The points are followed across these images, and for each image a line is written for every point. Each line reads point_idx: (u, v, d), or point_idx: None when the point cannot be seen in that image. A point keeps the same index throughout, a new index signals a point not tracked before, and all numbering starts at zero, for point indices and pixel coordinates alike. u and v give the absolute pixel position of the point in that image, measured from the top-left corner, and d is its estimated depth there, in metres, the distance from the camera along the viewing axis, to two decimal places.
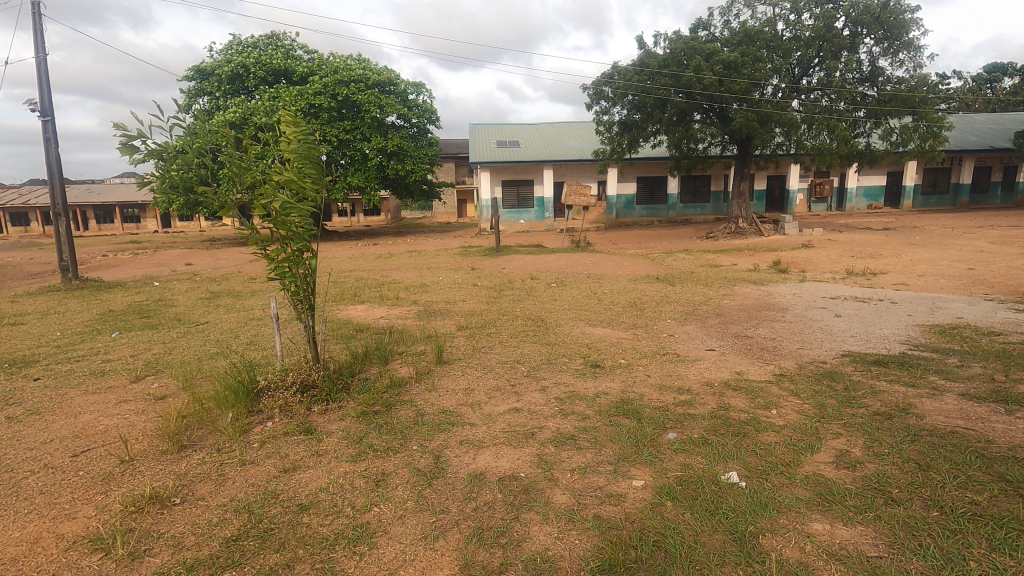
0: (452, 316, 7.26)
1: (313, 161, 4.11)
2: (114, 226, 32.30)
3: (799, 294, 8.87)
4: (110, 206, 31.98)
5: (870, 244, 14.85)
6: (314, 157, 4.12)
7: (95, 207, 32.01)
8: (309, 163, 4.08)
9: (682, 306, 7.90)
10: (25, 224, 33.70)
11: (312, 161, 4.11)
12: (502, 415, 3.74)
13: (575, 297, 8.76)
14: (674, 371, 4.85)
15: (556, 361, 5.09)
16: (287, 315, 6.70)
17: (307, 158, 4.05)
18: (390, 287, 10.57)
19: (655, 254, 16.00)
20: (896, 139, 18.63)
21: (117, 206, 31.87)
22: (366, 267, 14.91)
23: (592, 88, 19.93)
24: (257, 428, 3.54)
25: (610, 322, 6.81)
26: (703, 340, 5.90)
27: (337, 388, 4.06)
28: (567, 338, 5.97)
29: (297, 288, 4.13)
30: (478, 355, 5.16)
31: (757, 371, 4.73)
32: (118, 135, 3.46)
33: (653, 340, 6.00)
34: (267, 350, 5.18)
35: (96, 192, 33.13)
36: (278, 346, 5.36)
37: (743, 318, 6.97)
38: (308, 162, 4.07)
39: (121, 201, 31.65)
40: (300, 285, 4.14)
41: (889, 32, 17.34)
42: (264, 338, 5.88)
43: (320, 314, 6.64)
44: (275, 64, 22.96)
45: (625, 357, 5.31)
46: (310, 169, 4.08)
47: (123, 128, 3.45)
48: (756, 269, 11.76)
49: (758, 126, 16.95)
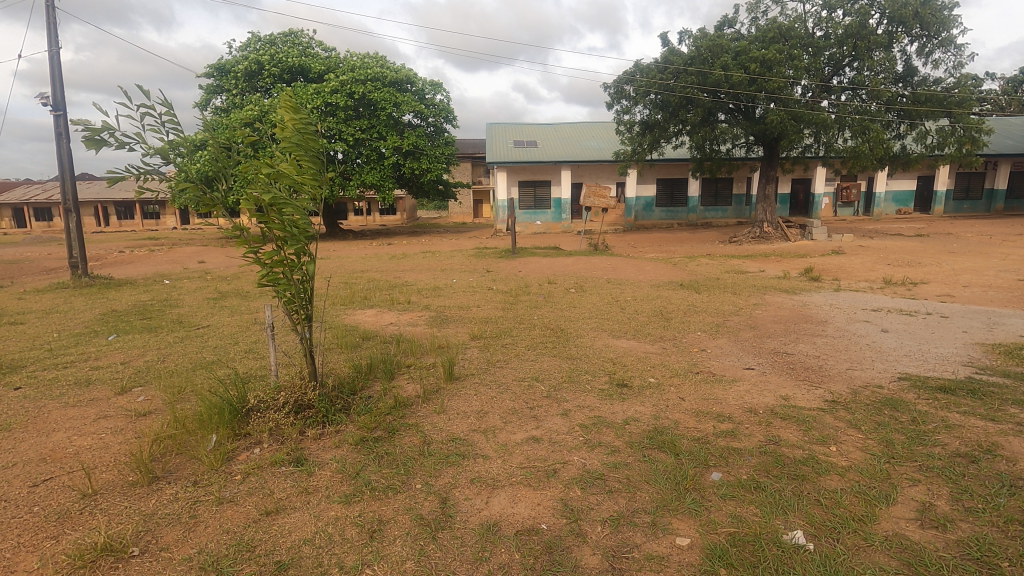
0: (465, 323, 6.83)
1: (312, 151, 3.67)
2: (135, 222, 32.77)
3: (836, 305, 8.31)
4: (130, 203, 32.26)
5: (904, 250, 14.15)
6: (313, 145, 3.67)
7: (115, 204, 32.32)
8: (307, 153, 3.63)
9: (712, 317, 7.38)
10: (49, 220, 34.26)
11: (311, 151, 3.66)
12: (518, 445, 3.28)
13: (595, 304, 8.29)
14: (710, 394, 4.34)
15: (578, 379, 4.61)
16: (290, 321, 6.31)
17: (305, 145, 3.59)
18: (402, 290, 10.19)
19: (677, 258, 15.44)
20: (931, 141, 17.86)
21: (137, 203, 32.14)
22: (379, 268, 14.64)
23: (613, 86, 19.35)
24: (242, 456, 3.13)
25: (635, 333, 6.33)
26: (739, 357, 5.39)
27: (335, 408, 3.66)
28: (590, 352, 5.51)
29: (291, 295, 3.66)
30: (493, 370, 4.71)
31: (805, 397, 4.19)
32: (78, 127, 3.03)
33: (684, 355, 5.51)
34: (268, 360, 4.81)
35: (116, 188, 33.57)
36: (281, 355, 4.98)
37: (780, 332, 6.44)
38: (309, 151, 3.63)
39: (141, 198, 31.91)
40: (294, 292, 3.66)
41: (927, 30, 16.55)
42: (264, 346, 5.48)
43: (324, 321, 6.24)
44: (292, 62, 22.86)
45: (654, 376, 4.81)
46: (310, 159, 3.63)
47: (84, 121, 3.06)
48: (786, 277, 11.19)
49: (788, 126, 16.35)
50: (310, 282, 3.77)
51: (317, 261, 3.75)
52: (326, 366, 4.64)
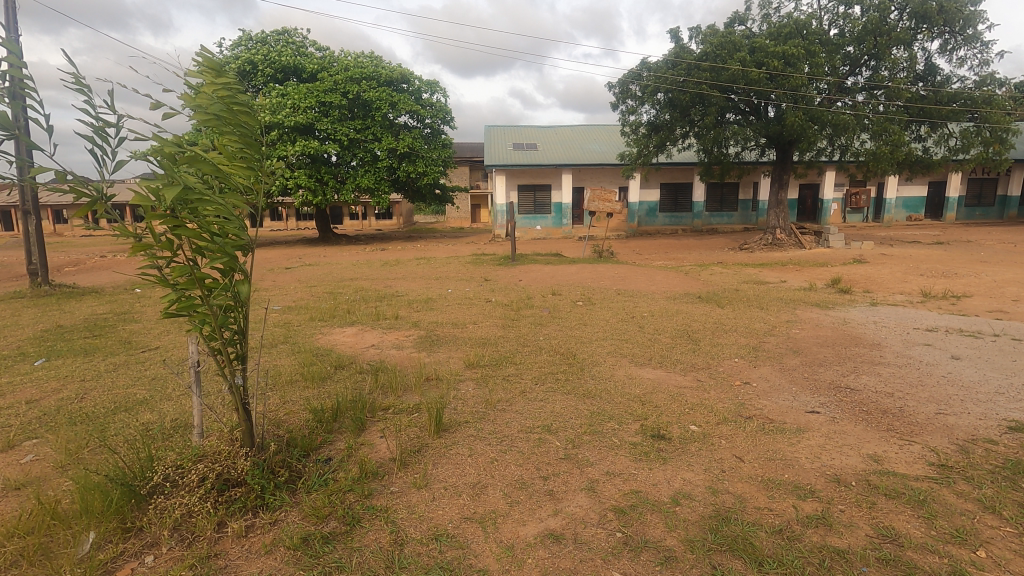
0: (460, 345, 5.84)
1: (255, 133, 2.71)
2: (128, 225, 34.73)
3: (880, 322, 7.34)
4: None
5: (931, 259, 13.25)
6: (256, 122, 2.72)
7: None
8: (248, 132, 2.67)
9: (745, 337, 6.39)
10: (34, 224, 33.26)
11: (252, 133, 2.71)
12: (530, 550, 2.29)
13: (608, 320, 7.31)
14: (775, 452, 3.32)
15: (602, 430, 3.59)
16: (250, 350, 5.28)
17: (247, 120, 2.63)
18: (391, 303, 9.24)
19: (687, 266, 14.49)
20: (954, 145, 16.94)
21: None
22: (369, 275, 13.69)
23: (618, 85, 18.40)
24: (125, 570, 2.15)
25: (662, 359, 5.34)
26: (795, 395, 4.39)
27: (277, 483, 2.67)
28: (612, 387, 4.50)
29: (215, 332, 2.56)
30: (493, 417, 3.70)
31: (902, 459, 3.19)
32: None
33: (727, 392, 4.49)
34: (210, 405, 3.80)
35: None
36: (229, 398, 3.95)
37: (832, 358, 5.45)
38: (252, 131, 2.67)
39: None
40: (217, 327, 2.57)
41: (950, 26, 15.67)
42: (210, 381, 4.45)
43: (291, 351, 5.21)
44: (284, 61, 21.97)
45: (696, 423, 3.81)
46: (253, 143, 2.69)
47: None
48: (812, 288, 10.25)
49: (807, 127, 15.47)
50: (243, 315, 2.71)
51: (252, 278, 2.67)
52: (278, 415, 3.62)
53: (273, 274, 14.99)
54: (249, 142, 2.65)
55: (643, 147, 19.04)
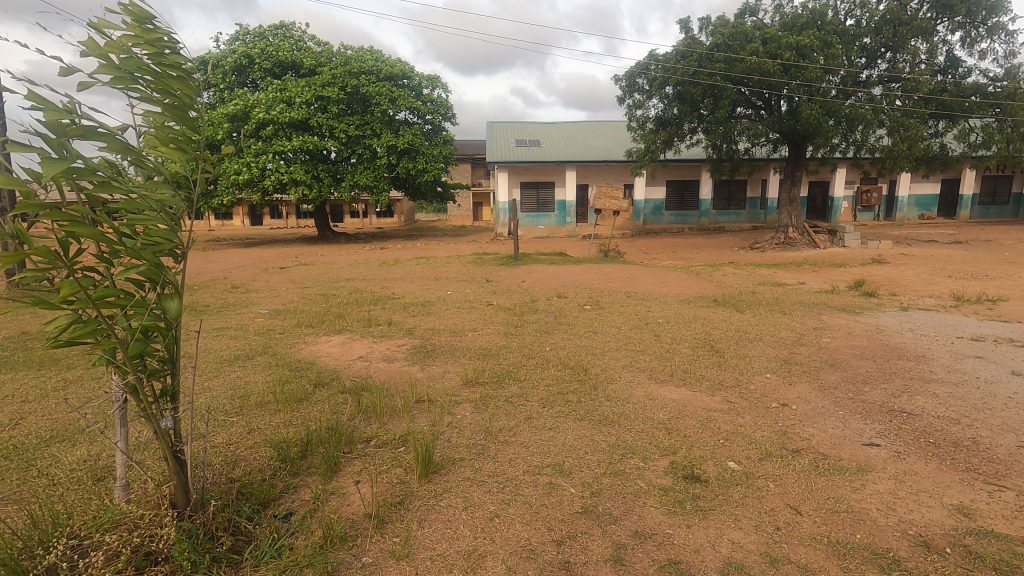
0: (458, 358, 5.26)
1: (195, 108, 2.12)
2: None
3: (915, 329, 6.74)
4: None
5: (955, 260, 12.65)
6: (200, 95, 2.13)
7: None
8: (184, 105, 2.07)
9: (773, 347, 5.79)
10: None
11: (192, 106, 2.12)
12: None
13: (619, 327, 6.73)
14: (838, 501, 2.72)
15: (623, 470, 2.98)
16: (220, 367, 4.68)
17: (181, 87, 2.03)
18: (386, 306, 8.67)
19: (698, 267, 13.90)
20: (974, 140, 16.27)
21: None
22: (365, 276, 13.12)
23: (625, 79, 17.77)
24: None
25: (684, 376, 4.72)
26: (844, 422, 3.77)
27: (213, 560, 2.07)
28: (631, 411, 3.89)
29: (129, 367, 1.95)
30: (495, 453, 3.11)
31: (1000, 513, 2.59)
32: None
33: (764, 417, 3.88)
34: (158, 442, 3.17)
35: None
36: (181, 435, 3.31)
37: (876, 374, 4.83)
38: (188, 103, 2.08)
39: None
40: (132, 361, 1.95)
41: (971, 16, 15.05)
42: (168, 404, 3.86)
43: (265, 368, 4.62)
44: (281, 54, 21.37)
45: (735, 459, 3.21)
46: (191, 117, 2.09)
47: None
48: (835, 290, 9.66)
49: (824, 121, 14.78)
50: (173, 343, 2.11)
51: (183, 299, 2.06)
52: (236, 454, 3.02)
53: (267, 274, 14.46)
54: (184, 116, 2.04)
55: (650, 143, 18.26)
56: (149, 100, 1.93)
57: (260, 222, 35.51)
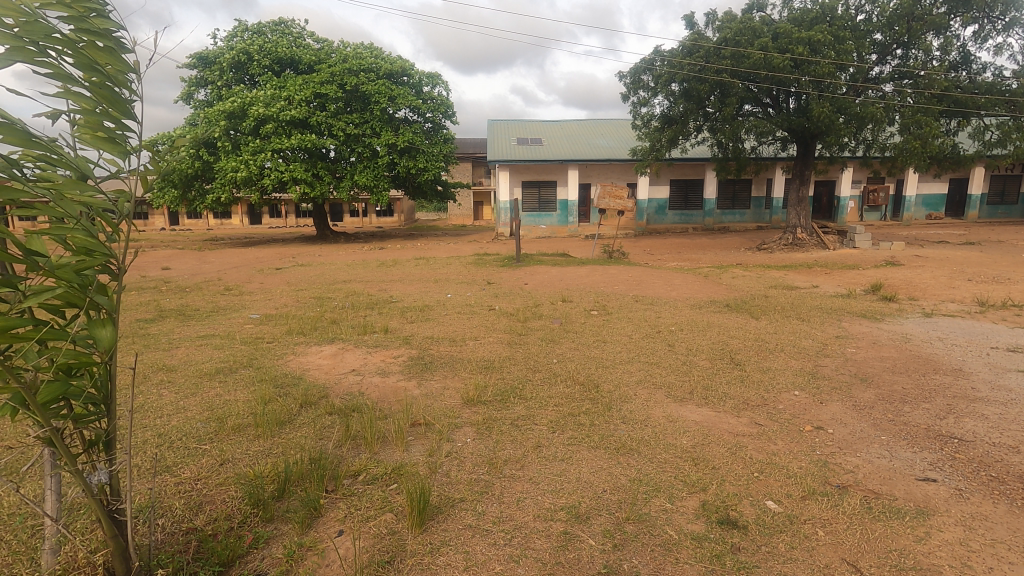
0: (459, 371, 4.87)
1: (131, 88, 1.79)
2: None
3: (945, 338, 6.34)
4: None
5: (971, 262, 12.24)
6: (137, 72, 1.81)
7: None
8: (114, 83, 1.74)
9: (797, 359, 5.38)
10: None
11: (125, 86, 1.79)
12: None
13: (630, 335, 6.34)
14: (904, 557, 2.32)
15: (648, 514, 2.58)
16: (198, 388, 4.29)
17: (108, 60, 1.70)
18: (383, 311, 8.30)
19: (705, 268, 13.51)
20: (989, 139, 15.84)
21: None
22: (363, 278, 12.72)
23: (629, 76, 17.35)
24: None
25: (706, 393, 4.32)
26: (890, 450, 3.36)
27: None
28: (652, 437, 3.49)
29: (44, 419, 1.54)
30: (499, 492, 2.72)
31: None
32: None
33: (799, 444, 3.48)
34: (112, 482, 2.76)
35: None
36: (143, 471, 2.91)
37: (913, 391, 4.42)
38: (119, 82, 1.75)
39: None
40: (46, 412, 1.53)
41: (985, 11, 14.62)
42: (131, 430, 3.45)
43: (247, 388, 4.23)
44: (281, 51, 20.96)
45: (775, 497, 2.82)
46: (126, 100, 1.77)
47: None
48: (852, 295, 9.26)
49: (835, 119, 14.36)
50: (110, 378, 1.73)
51: (116, 332, 1.66)
52: (201, 499, 2.62)
53: (262, 275, 14.07)
54: (114, 98, 1.72)
55: (656, 142, 17.85)
56: (69, 77, 1.61)
57: (259, 222, 35.15)
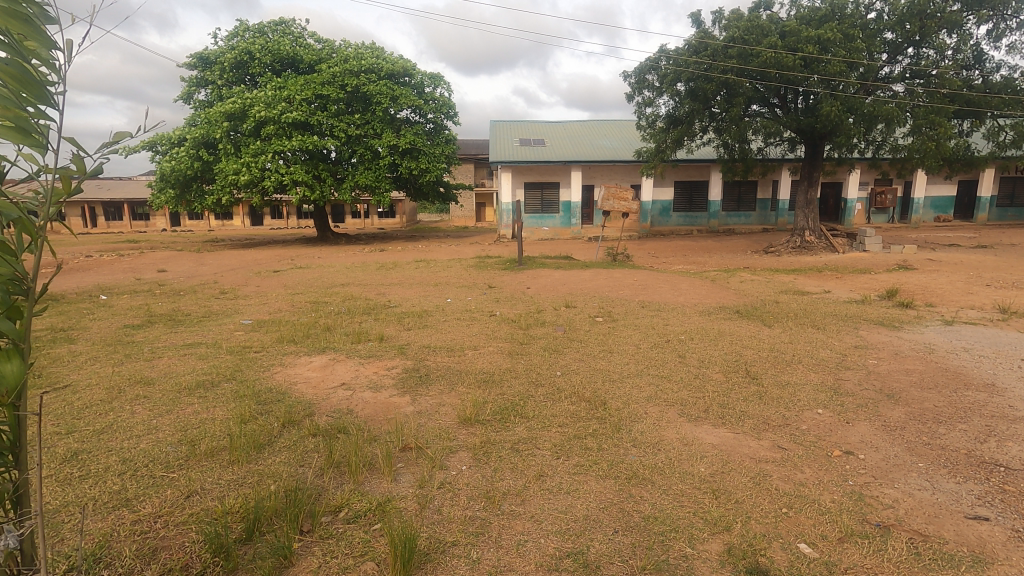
0: (455, 385, 4.55)
1: (53, 71, 1.50)
2: (123, 223, 33.96)
3: (969, 348, 6.01)
4: (120, 204, 33.86)
5: (985, 266, 11.89)
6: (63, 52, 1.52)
7: (106, 205, 33.84)
8: (23, 63, 1.44)
9: (817, 373, 5.05)
10: None
11: (44, 69, 1.49)
12: None
13: (637, 344, 6.03)
14: None
15: (668, 564, 2.27)
16: (171, 405, 3.97)
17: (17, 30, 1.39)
18: (379, 316, 8.01)
19: (711, 272, 13.19)
20: (1003, 140, 15.46)
21: (127, 203, 33.80)
22: (362, 281, 12.44)
23: (634, 75, 17.03)
24: None
25: (722, 412, 3.99)
26: (930, 480, 3.03)
27: None
28: (666, 463, 3.17)
29: None
30: (497, 535, 2.41)
31: None
32: None
33: (828, 472, 3.15)
34: (63, 520, 2.46)
35: (115, 191, 34.72)
36: (100, 506, 2.61)
37: (946, 410, 4.09)
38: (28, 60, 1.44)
39: (132, 199, 33.54)
40: None
41: (1000, 8, 14.26)
42: (94, 455, 3.15)
43: (227, 405, 3.93)
44: (282, 51, 20.69)
45: (808, 539, 2.49)
46: (40, 85, 1.46)
47: None
48: (866, 301, 8.93)
49: (844, 119, 14.02)
50: (22, 426, 1.42)
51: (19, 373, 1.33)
52: (158, 544, 2.31)
53: (260, 278, 13.81)
54: (23, 79, 1.41)
55: (661, 143, 17.52)
56: None
57: (260, 222, 34.93)
